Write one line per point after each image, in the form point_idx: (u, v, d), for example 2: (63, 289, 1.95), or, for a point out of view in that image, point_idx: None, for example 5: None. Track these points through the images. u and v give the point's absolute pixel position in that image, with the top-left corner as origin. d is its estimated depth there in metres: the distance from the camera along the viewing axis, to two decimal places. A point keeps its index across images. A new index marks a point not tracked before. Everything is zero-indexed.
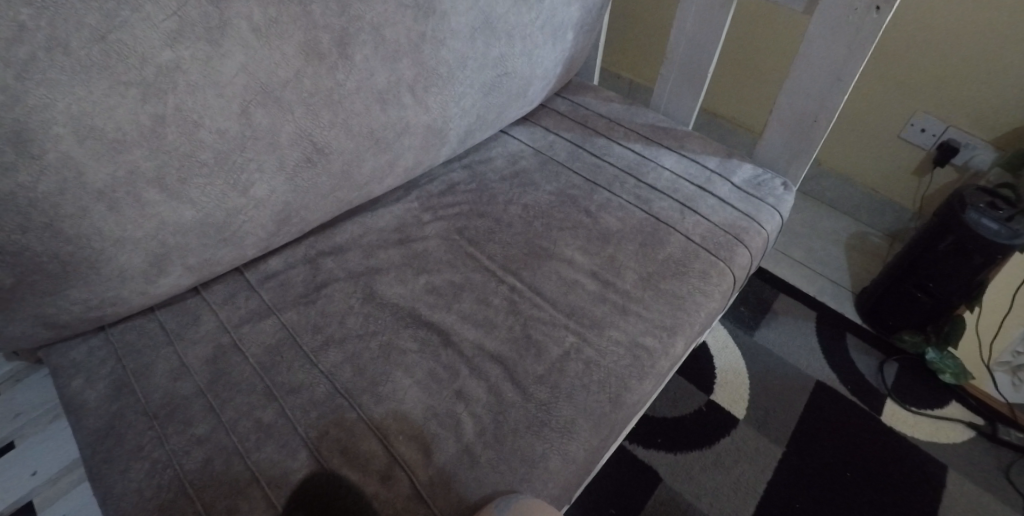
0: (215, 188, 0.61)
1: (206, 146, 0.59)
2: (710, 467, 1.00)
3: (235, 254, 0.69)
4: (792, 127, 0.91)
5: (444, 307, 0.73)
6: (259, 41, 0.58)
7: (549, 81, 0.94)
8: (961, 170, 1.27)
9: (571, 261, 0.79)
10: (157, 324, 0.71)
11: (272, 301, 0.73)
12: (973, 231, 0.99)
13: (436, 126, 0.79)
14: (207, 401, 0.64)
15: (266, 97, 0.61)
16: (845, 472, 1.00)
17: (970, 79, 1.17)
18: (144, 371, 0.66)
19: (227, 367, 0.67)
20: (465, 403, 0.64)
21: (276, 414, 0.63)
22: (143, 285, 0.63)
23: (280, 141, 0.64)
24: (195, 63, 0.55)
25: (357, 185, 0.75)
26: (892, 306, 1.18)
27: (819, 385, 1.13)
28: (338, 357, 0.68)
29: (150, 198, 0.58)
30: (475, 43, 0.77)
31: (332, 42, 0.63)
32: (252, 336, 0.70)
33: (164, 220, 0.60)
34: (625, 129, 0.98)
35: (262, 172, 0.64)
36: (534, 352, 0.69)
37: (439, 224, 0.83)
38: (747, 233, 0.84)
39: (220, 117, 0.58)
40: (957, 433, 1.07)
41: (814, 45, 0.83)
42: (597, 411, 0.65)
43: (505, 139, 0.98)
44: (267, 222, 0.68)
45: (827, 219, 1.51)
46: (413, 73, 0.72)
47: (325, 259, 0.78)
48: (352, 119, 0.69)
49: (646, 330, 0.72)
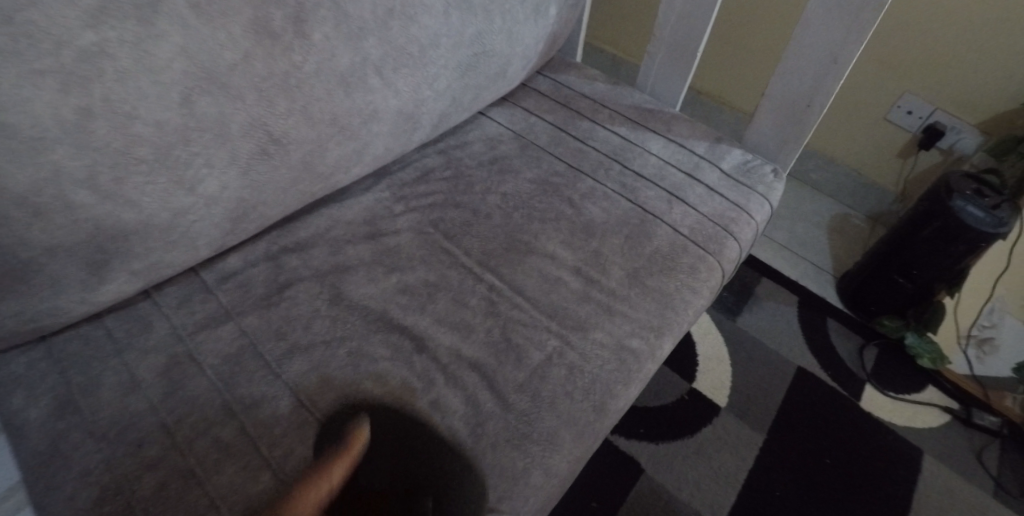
0: (157, 187, 0.55)
1: (143, 140, 0.52)
2: (692, 457, 0.99)
3: (187, 256, 0.63)
4: (784, 111, 0.87)
5: (419, 308, 0.68)
6: (199, 19, 0.51)
7: (530, 60, 0.88)
8: (946, 154, 1.25)
9: (553, 256, 0.74)
10: (104, 332, 0.65)
11: (231, 304, 0.68)
12: (959, 218, 0.98)
13: (407, 111, 0.73)
14: (161, 418, 0.59)
15: (211, 83, 0.54)
16: (824, 459, 1.00)
17: (961, 61, 1.14)
18: (90, 386, 0.61)
19: (182, 381, 0.62)
20: (442, 415, 0.60)
21: (237, 431, 0.58)
22: (82, 295, 0.57)
23: (230, 132, 0.57)
24: (123, 46, 0.48)
25: (321, 176, 0.69)
26: (873, 291, 1.17)
27: (799, 371, 1.12)
28: (304, 367, 0.63)
29: (81, 201, 0.51)
30: (449, 19, 0.71)
31: (286, 19, 0.57)
32: (209, 344, 0.64)
33: (101, 224, 0.53)
34: (609, 111, 0.92)
35: (211, 167, 0.58)
36: (514, 358, 0.65)
37: (411, 216, 0.77)
38: (737, 224, 0.80)
39: (158, 107, 0.52)
40: (933, 417, 1.08)
41: (811, 25, 0.78)
42: (581, 420, 0.61)
43: (482, 121, 0.91)
44: (220, 220, 0.62)
45: (810, 199, 1.49)
46: (380, 53, 0.65)
47: (289, 256, 0.72)
48: (312, 105, 0.62)
49: (633, 332, 0.68)
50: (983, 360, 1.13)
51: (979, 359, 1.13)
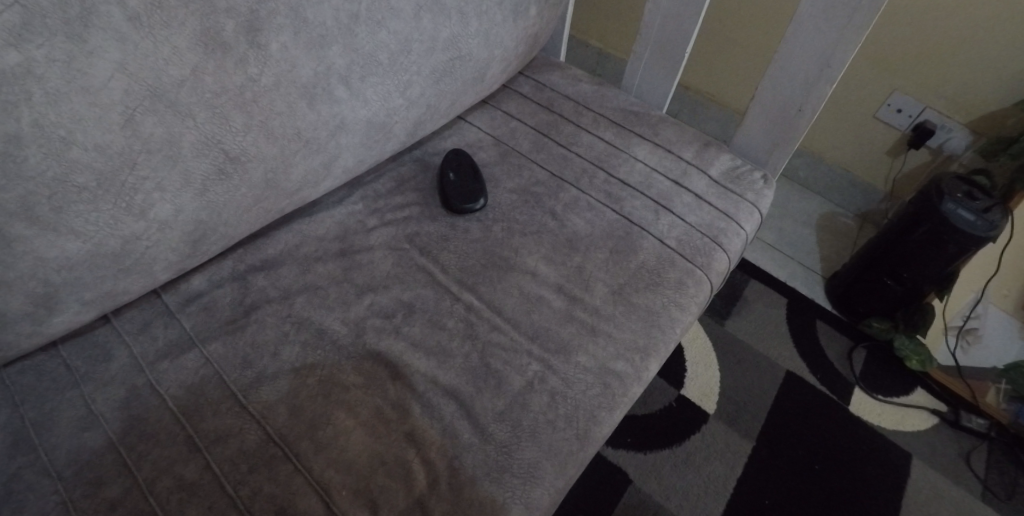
0: (104, 214, 0.52)
1: (84, 167, 0.49)
2: (681, 466, 0.98)
3: (144, 282, 0.59)
4: (775, 116, 0.83)
5: (393, 332, 0.65)
6: (138, 32, 0.48)
7: (508, 62, 0.84)
8: (934, 153, 1.24)
9: (534, 273, 0.71)
10: (60, 362, 0.60)
11: (195, 330, 0.64)
12: (949, 222, 0.96)
13: (379, 121, 0.69)
14: (120, 456, 0.55)
15: (157, 101, 0.51)
16: (815, 465, 0.99)
17: (953, 60, 1.11)
18: (45, 420, 0.56)
19: (143, 413, 0.57)
20: (417, 448, 0.58)
21: (200, 469, 0.54)
22: (29, 328, 0.53)
23: (181, 153, 0.54)
24: (54, 65, 0.45)
25: (287, 193, 0.65)
26: (863, 293, 1.16)
27: (789, 375, 1.11)
28: (272, 396, 0.59)
29: (18, 234, 0.48)
30: (421, 23, 0.66)
31: (238, 29, 0.53)
32: (171, 374, 0.60)
33: (40, 257, 0.50)
34: (594, 115, 0.89)
35: (162, 190, 0.54)
36: (493, 384, 0.62)
37: (386, 231, 0.74)
38: (726, 235, 0.77)
39: (98, 130, 0.48)
40: (922, 420, 1.08)
41: (803, 26, 0.75)
42: (563, 451, 0.58)
43: (461, 126, 0.88)
44: (177, 244, 0.59)
45: (799, 197, 1.47)
46: (346, 61, 0.61)
47: (256, 276, 0.68)
48: (272, 120, 0.58)
49: (617, 354, 0.65)
50: (966, 352, 1.10)
51: (963, 351, 1.11)
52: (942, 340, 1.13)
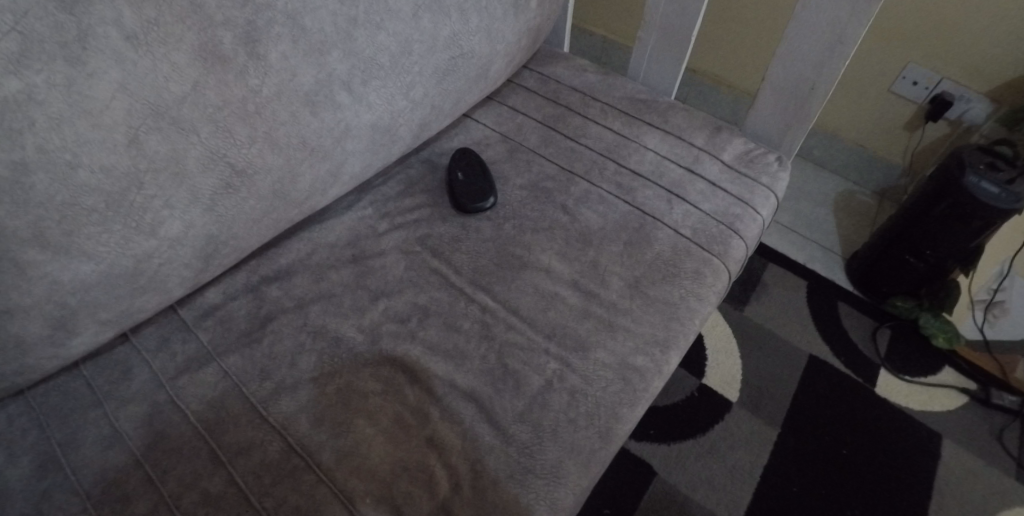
0: (115, 234, 0.52)
1: (91, 189, 0.49)
2: (706, 456, 0.96)
3: (159, 299, 0.59)
4: (788, 96, 0.81)
5: (409, 337, 0.65)
6: (137, 50, 0.48)
7: (512, 57, 0.82)
8: (954, 124, 1.20)
9: (548, 270, 0.70)
10: (82, 381, 0.61)
11: (212, 343, 0.64)
12: (972, 196, 0.93)
13: (384, 125, 0.68)
14: (145, 472, 0.55)
15: (159, 119, 0.51)
16: (843, 450, 0.97)
17: (968, 28, 1.07)
18: (70, 440, 0.57)
19: (165, 429, 0.58)
20: (439, 453, 0.57)
21: (225, 482, 0.55)
22: (49, 351, 0.54)
23: (187, 169, 0.54)
24: (55, 89, 0.45)
25: (296, 203, 0.65)
26: (885, 272, 1.13)
27: (812, 359, 1.09)
28: (292, 407, 0.59)
29: (32, 259, 0.48)
30: (421, 23, 0.65)
31: (236, 41, 0.52)
32: (191, 389, 0.60)
33: (55, 280, 0.50)
34: (601, 105, 0.87)
35: (171, 207, 0.54)
36: (512, 385, 0.61)
37: (397, 235, 0.74)
38: (742, 221, 0.75)
39: (102, 152, 0.48)
40: (952, 400, 1.05)
41: (812, 3, 0.72)
42: (586, 449, 0.58)
43: (467, 124, 0.87)
44: (189, 260, 0.59)
45: (814, 176, 1.44)
46: (347, 66, 0.60)
47: (270, 286, 0.68)
48: (276, 130, 0.58)
49: (636, 348, 0.64)
50: (993, 326, 1.07)
51: (989, 326, 1.07)
52: (968, 316, 1.09)
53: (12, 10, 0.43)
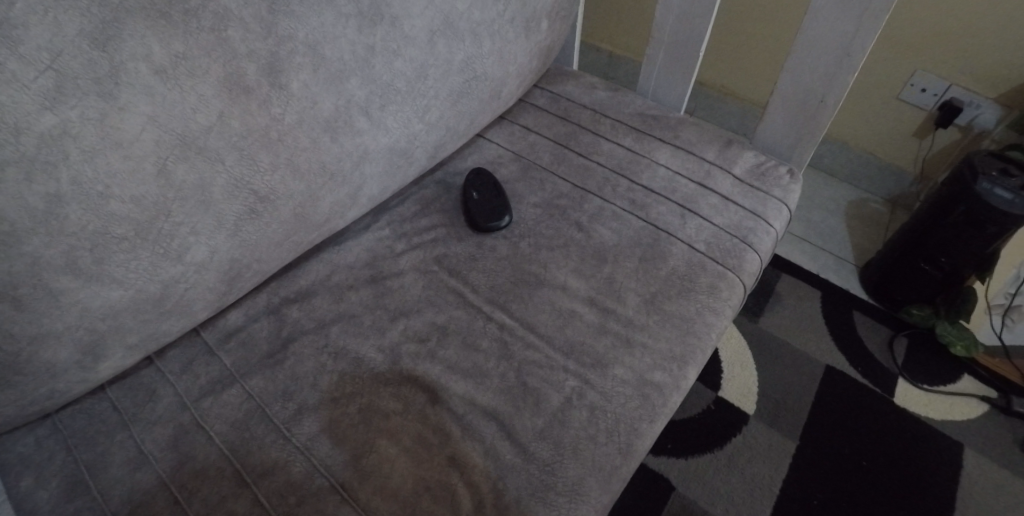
0: (142, 261, 0.53)
1: (122, 218, 0.51)
2: (724, 470, 0.96)
3: (184, 323, 0.61)
4: (797, 109, 0.82)
5: (428, 356, 0.66)
6: (166, 84, 0.49)
7: (523, 77, 0.84)
8: (964, 130, 1.20)
9: (564, 286, 0.71)
10: (109, 404, 0.62)
11: (235, 365, 0.65)
12: (985, 202, 0.93)
13: (401, 147, 0.69)
14: (171, 494, 0.56)
15: (187, 149, 0.52)
16: (863, 462, 0.96)
17: (975, 35, 1.08)
18: (98, 463, 0.58)
19: (191, 451, 0.59)
20: (461, 471, 0.58)
21: (250, 503, 0.55)
22: (78, 375, 0.55)
23: (213, 197, 0.55)
24: (87, 124, 0.47)
25: (315, 225, 0.66)
26: (900, 280, 1.13)
27: (829, 370, 1.08)
28: (315, 428, 0.60)
29: (64, 286, 0.50)
30: (436, 48, 0.67)
31: (259, 71, 0.54)
32: (216, 410, 0.61)
33: (86, 306, 0.52)
34: (612, 122, 0.88)
35: (197, 233, 0.56)
36: (532, 402, 0.62)
37: (414, 254, 0.75)
38: (756, 234, 0.75)
39: (133, 182, 0.50)
40: (972, 408, 1.04)
41: (819, 17, 0.73)
42: (607, 466, 0.58)
43: (480, 143, 0.88)
44: (213, 284, 0.60)
45: (825, 185, 1.44)
46: (365, 92, 0.62)
47: (291, 308, 0.70)
48: (298, 156, 0.59)
49: (654, 364, 0.65)
50: (1012, 329, 1.06)
51: (1009, 329, 1.06)
52: (986, 321, 1.08)
53: (48, 49, 0.44)
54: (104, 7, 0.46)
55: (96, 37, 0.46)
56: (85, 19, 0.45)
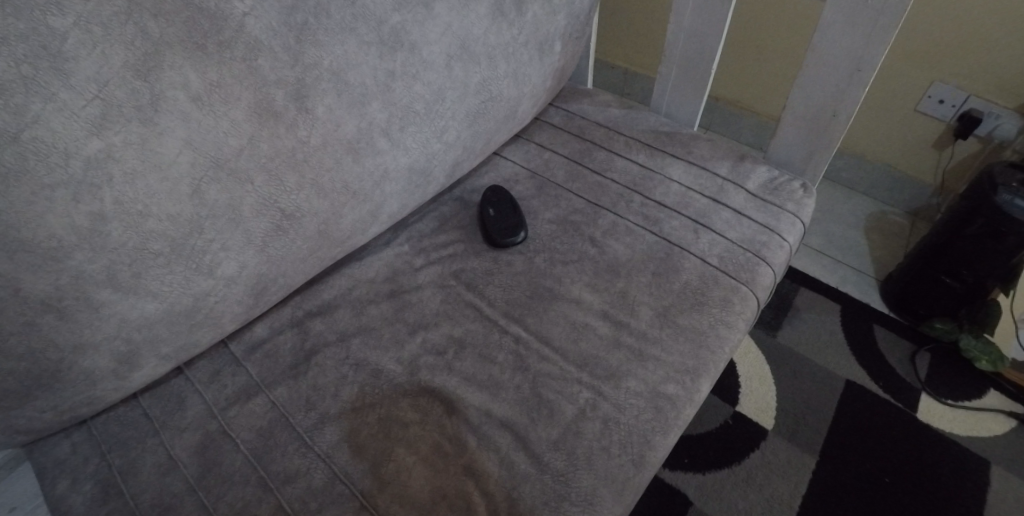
0: (176, 275, 0.56)
1: (159, 235, 0.54)
2: (742, 485, 0.95)
3: (213, 335, 0.64)
4: (809, 124, 0.83)
5: (446, 368, 0.68)
6: (201, 110, 0.53)
7: (538, 97, 0.86)
8: (984, 141, 1.19)
9: (579, 301, 0.72)
10: (140, 412, 0.65)
11: (260, 376, 0.67)
12: (1006, 214, 0.92)
13: (420, 166, 0.72)
14: (198, 499, 0.58)
15: (219, 171, 0.56)
16: (885, 477, 0.95)
17: (994, 46, 1.08)
18: (130, 468, 0.61)
19: (217, 458, 0.61)
20: (477, 481, 0.59)
21: (273, 509, 0.58)
22: (113, 383, 0.58)
23: (242, 215, 0.58)
24: (129, 148, 0.50)
25: (337, 242, 0.69)
26: (921, 293, 1.12)
27: (849, 384, 1.07)
28: (336, 436, 0.62)
29: (104, 299, 0.53)
30: (453, 71, 0.70)
31: (287, 97, 0.57)
32: (241, 419, 0.64)
33: (124, 318, 0.55)
34: (626, 138, 0.90)
35: (226, 249, 0.59)
36: (546, 414, 0.63)
37: (432, 270, 0.77)
38: (769, 248, 0.76)
39: (168, 202, 0.53)
40: (1000, 424, 1.02)
41: (828, 35, 0.75)
42: (619, 477, 0.59)
43: (497, 161, 0.91)
44: (241, 298, 0.63)
45: (844, 199, 1.43)
46: (385, 115, 0.65)
47: (313, 321, 0.72)
48: (322, 177, 0.62)
49: (667, 376, 0.65)
50: None
51: None
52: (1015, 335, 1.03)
53: (95, 80, 0.48)
54: (146, 41, 0.49)
55: (139, 68, 0.49)
56: (129, 51, 0.49)
